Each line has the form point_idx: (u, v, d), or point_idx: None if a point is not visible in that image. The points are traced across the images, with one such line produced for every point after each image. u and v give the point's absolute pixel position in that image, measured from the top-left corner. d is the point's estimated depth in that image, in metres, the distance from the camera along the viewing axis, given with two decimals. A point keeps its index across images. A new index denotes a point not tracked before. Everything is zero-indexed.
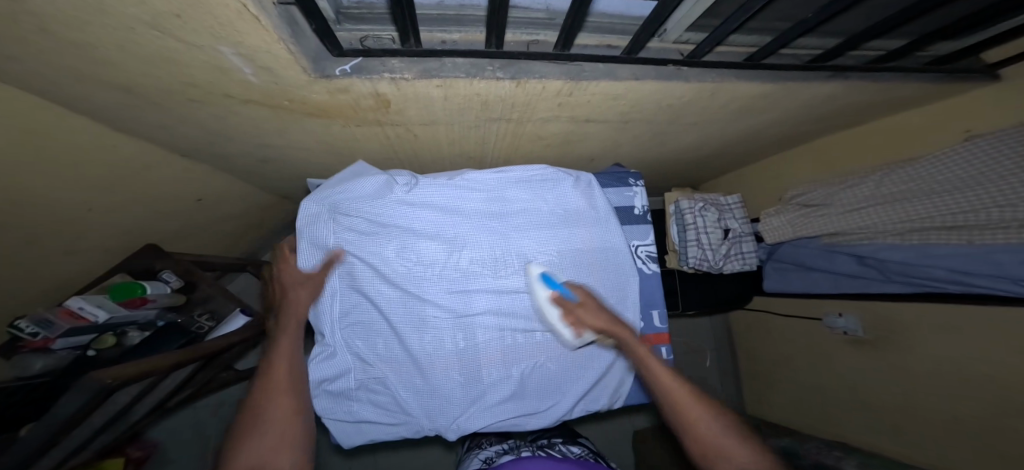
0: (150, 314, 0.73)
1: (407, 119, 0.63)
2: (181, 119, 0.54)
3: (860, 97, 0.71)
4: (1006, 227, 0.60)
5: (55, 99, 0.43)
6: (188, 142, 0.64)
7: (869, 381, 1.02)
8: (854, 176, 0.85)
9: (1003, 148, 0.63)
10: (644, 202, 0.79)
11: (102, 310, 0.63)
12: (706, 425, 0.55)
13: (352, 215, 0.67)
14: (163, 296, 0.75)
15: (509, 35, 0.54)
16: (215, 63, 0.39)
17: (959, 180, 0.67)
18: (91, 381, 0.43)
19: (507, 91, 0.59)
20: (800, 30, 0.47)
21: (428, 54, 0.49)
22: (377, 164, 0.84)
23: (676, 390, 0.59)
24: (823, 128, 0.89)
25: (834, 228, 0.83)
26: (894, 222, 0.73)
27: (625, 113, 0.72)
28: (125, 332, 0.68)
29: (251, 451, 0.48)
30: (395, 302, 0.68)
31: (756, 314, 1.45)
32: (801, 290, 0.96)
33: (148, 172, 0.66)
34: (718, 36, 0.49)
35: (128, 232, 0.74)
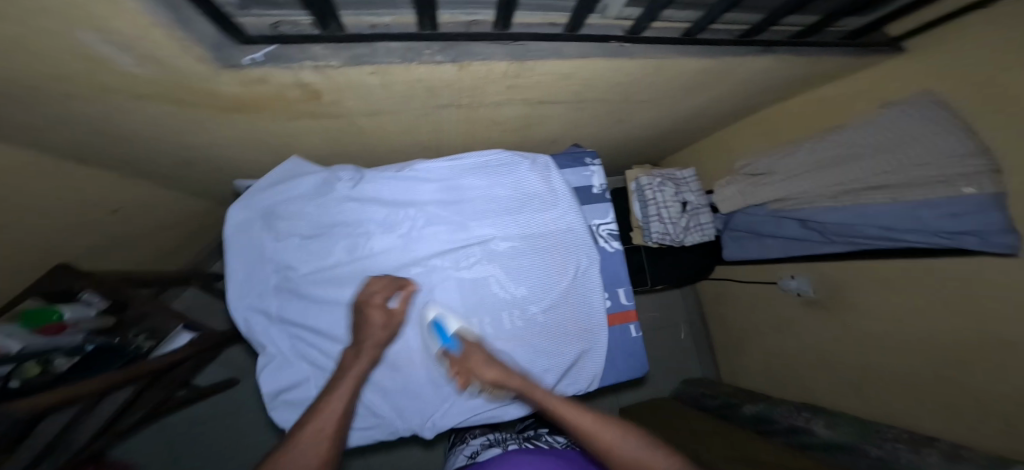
0: (76, 338, 0.66)
1: (346, 110, 0.58)
2: (69, 120, 0.47)
3: (794, 70, 0.73)
4: (927, 183, 0.66)
5: None
6: (89, 145, 0.57)
7: (824, 338, 1.11)
8: (794, 144, 0.90)
9: (921, 109, 0.69)
10: (602, 181, 0.80)
11: (18, 338, 0.55)
12: (624, 448, 0.52)
13: (291, 217, 0.63)
14: (83, 321, 0.69)
15: (446, 16, 0.51)
16: (81, 52, 0.33)
17: (883, 143, 0.72)
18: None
19: (450, 77, 0.55)
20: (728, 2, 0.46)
21: (355, 40, 0.45)
22: (323, 159, 0.79)
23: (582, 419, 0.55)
24: (767, 100, 0.93)
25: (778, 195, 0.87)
26: (833, 185, 0.78)
27: (578, 93, 0.71)
28: (52, 360, 0.59)
29: None
30: (351, 305, 0.65)
31: (721, 283, 1.53)
32: (755, 256, 1.01)
33: (46, 184, 0.58)
34: (653, 10, 0.48)
35: (34, 253, 0.66)
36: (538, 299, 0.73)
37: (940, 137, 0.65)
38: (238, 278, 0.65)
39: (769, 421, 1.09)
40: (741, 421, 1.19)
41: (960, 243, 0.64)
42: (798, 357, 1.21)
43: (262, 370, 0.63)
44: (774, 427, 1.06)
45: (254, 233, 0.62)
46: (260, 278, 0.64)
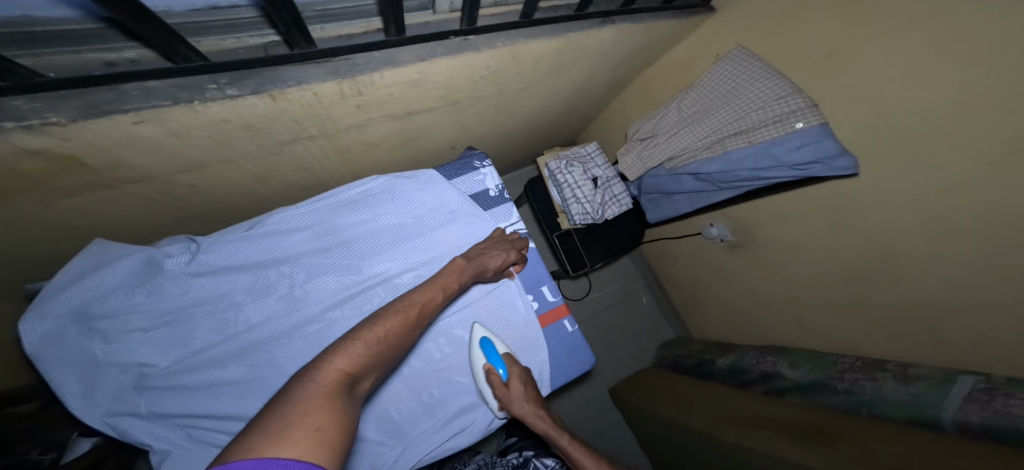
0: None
1: (153, 172, 0.47)
2: None
3: (638, 39, 0.76)
4: (773, 124, 0.73)
5: None
6: None
7: (753, 274, 1.17)
8: (666, 105, 0.96)
9: (753, 57, 0.78)
10: (496, 181, 0.77)
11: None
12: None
13: (119, 310, 0.51)
14: None
15: (209, 41, 0.39)
16: None
17: (732, 92, 0.80)
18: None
19: (271, 110, 0.47)
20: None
21: (91, 82, 0.32)
22: (171, 230, 0.67)
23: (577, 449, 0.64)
24: (637, 66, 0.96)
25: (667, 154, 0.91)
26: (704, 138, 0.84)
27: (445, 96, 0.66)
28: None
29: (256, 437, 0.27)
30: (233, 385, 0.55)
31: (657, 244, 1.60)
32: (672, 214, 1.03)
33: None
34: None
35: None
36: (462, 321, 0.75)
37: (760, 86, 0.76)
38: (65, 388, 0.47)
39: (743, 371, 1.15)
40: (720, 375, 1.25)
41: (813, 172, 0.70)
42: (736, 295, 1.29)
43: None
44: (749, 377, 1.13)
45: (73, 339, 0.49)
46: (75, 391, 0.48)
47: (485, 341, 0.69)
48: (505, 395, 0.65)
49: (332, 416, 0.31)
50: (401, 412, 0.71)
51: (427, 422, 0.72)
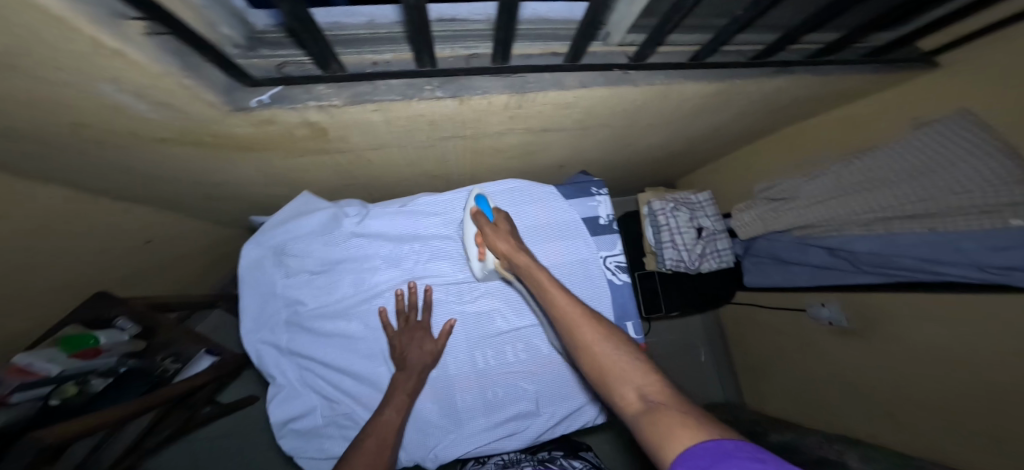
0: (110, 360, 0.71)
1: (353, 145, 0.64)
2: (118, 169, 0.52)
3: (818, 87, 0.68)
4: (968, 213, 0.62)
5: None
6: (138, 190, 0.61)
7: (858, 369, 0.99)
8: (817, 169, 0.89)
9: (957, 131, 0.66)
10: (608, 211, 0.77)
11: (54, 363, 0.62)
12: (604, 349, 0.46)
13: (297, 254, 0.66)
14: (116, 346, 0.73)
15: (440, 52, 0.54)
16: (111, 103, 0.36)
17: (912, 169, 0.71)
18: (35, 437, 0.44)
19: (451, 109, 0.59)
20: (732, 30, 0.41)
21: (355, 78, 0.48)
22: (335, 188, 0.82)
23: (570, 312, 0.51)
24: (787, 118, 0.88)
25: (802, 221, 0.84)
26: (859, 213, 0.75)
27: (581, 121, 0.70)
28: (88, 380, 0.66)
29: None
30: (355, 339, 0.68)
31: (740, 306, 1.45)
32: (779, 283, 0.97)
33: (92, 223, 0.62)
34: (659, 36, 0.44)
35: (79, 282, 0.69)
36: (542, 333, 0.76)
37: (956, 177, 0.64)
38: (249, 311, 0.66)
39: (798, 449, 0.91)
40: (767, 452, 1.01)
41: (1011, 280, 0.58)
42: (825, 384, 1.10)
43: (273, 400, 0.66)
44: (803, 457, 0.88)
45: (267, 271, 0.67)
46: (254, 315, 0.66)
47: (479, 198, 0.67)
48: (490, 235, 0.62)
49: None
50: (466, 402, 0.74)
51: (482, 419, 0.75)
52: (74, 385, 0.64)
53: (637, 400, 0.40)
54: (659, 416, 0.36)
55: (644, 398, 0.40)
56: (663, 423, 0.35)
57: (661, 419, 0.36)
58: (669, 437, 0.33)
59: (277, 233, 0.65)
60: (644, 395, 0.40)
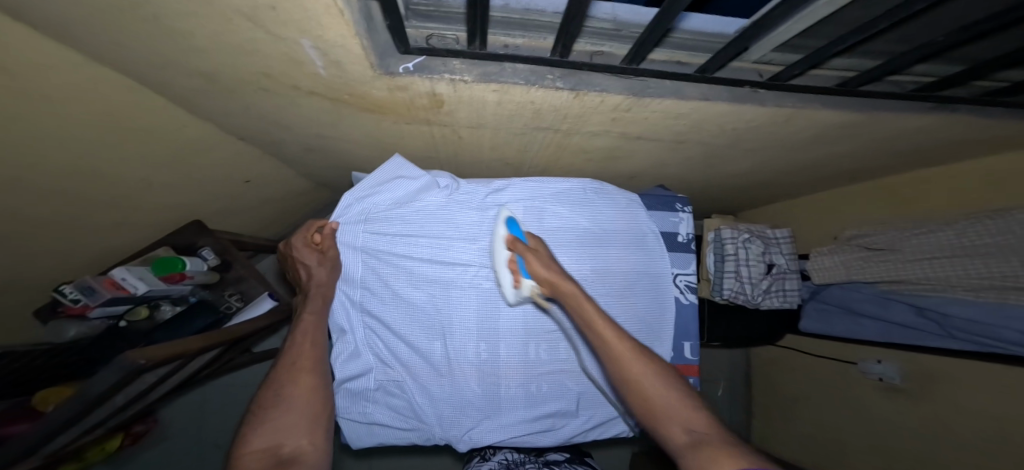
0: (184, 289, 0.76)
1: (456, 121, 0.67)
2: (250, 109, 0.54)
3: (954, 135, 0.62)
4: None
5: (149, 84, 0.45)
6: (255, 133, 0.65)
7: (888, 432, 0.94)
8: (920, 224, 0.85)
9: None
10: (689, 230, 0.77)
11: (143, 282, 0.66)
12: (649, 382, 0.52)
13: (390, 216, 0.69)
14: (198, 275, 0.77)
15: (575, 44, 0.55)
16: (289, 55, 0.39)
17: None
18: (127, 360, 0.49)
19: (562, 102, 0.60)
20: (910, 59, 0.39)
21: (488, 57, 0.51)
22: (418, 158, 0.84)
23: (619, 346, 0.54)
24: (895, 164, 0.83)
25: (894, 276, 0.84)
26: (970, 277, 0.73)
27: (680, 134, 0.68)
28: (158, 306, 0.73)
29: (270, 426, 0.52)
30: (424, 308, 0.70)
31: (775, 349, 1.39)
32: (843, 334, 0.97)
33: (210, 156, 0.66)
34: (817, 60, 0.42)
35: (182, 209, 0.74)
36: None
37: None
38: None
39: None
40: None
41: None
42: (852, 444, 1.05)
43: (334, 355, 0.69)
44: None
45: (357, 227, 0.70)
46: None
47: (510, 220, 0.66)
48: (535, 250, 0.62)
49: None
50: (509, 392, 0.74)
51: (522, 411, 0.74)
52: (145, 309, 0.71)
53: (683, 434, 0.47)
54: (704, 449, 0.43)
55: (691, 432, 0.47)
56: (706, 455, 0.42)
57: (705, 455, 0.42)
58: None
59: (376, 194, 0.69)
60: (690, 430, 0.47)
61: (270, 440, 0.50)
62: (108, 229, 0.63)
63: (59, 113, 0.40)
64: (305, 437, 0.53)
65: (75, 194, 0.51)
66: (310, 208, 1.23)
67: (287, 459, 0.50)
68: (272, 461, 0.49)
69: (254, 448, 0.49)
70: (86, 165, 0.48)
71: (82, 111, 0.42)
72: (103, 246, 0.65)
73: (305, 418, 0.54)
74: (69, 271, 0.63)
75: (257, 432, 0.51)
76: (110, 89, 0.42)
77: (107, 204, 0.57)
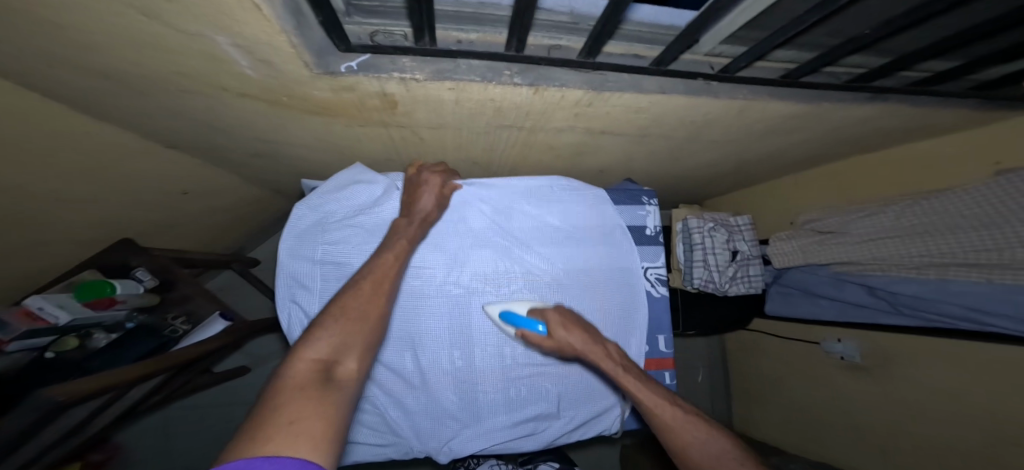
0: (119, 314, 0.68)
1: (414, 121, 0.64)
2: (176, 114, 0.48)
3: (894, 122, 0.66)
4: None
5: (45, 90, 0.40)
6: (189, 140, 0.59)
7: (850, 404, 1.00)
8: (868, 206, 0.90)
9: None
10: (657, 222, 0.78)
11: (64, 311, 0.59)
12: (700, 450, 0.50)
13: (346, 223, 0.65)
14: (132, 298, 0.69)
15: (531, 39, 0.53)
16: (209, 54, 0.35)
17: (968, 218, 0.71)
18: (41, 398, 0.42)
19: (523, 98, 0.58)
20: (848, 49, 0.41)
21: (440, 53, 0.48)
22: (379, 161, 0.80)
23: (667, 411, 0.54)
24: (844, 151, 0.87)
25: (847, 258, 0.88)
26: (914, 256, 0.77)
27: (643, 128, 0.68)
28: (90, 334, 0.63)
29: (335, 344, 0.41)
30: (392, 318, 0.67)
31: (747, 332, 1.45)
32: (805, 315, 1.02)
33: (139, 167, 0.59)
34: (761, 51, 0.43)
35: (112, 227, 0.66)
36: None
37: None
38: (288, 276, 0.63)
39: None
40: None
41: None
42: (820, 417, 1.11)
43: None
44: None
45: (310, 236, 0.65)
46: (287, 285, 0.63)
47: (508, 313, 0.65)
48: (564, 321, 0.62)
49: (326, 403, 0.34)
50: (488, 398, 0.72)
51: (502, 416, 0.73)
52: (76, 338, 0.61)
53: None
54: None
55: None
56: None
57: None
58: None
59: (331, 201, 0.64)
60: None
61: (324, 351, 0.40)
62: (20, 255, 0.55)
63: None
64: (359, 357, 0.42)
65: None
66: (268, 217, 1.15)
67: (334, 374, 0.39)
68: (322, 375, 0.37)
69: (309, 355, 0.39)
70: None
71: None
72: (14, 274, 0.57)
73: (365, 334, 0.44)
74: None
75: (316, 343, 0.40)
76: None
77: (15, 226, 0.50)
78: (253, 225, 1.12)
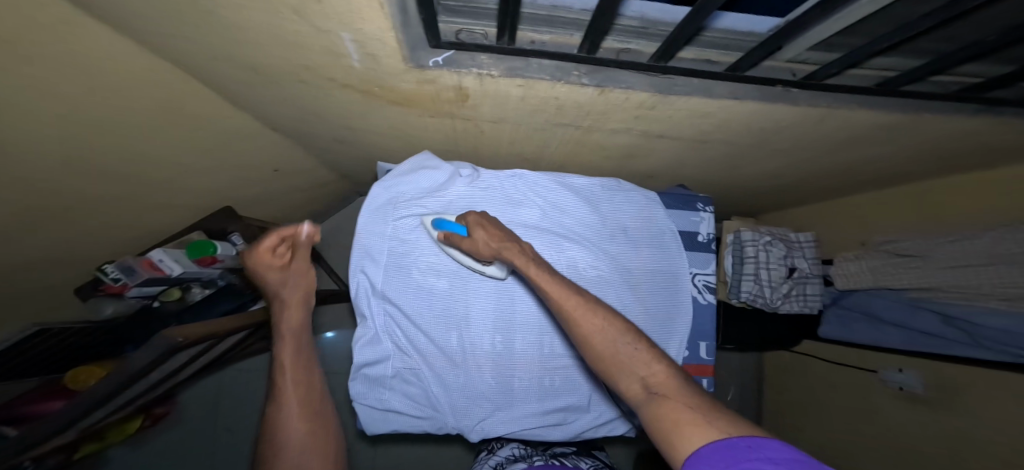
0: (214, 273, 0.80)
1: (480, 115, 0.68)
2: (285, 101, 0.56)
3: (995, 139, 0.60)
4: None
5: (196, 74, 0.48)
6: (286, 123, 0.67)
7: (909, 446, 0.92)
8: (956, 231, 0.81)
9: None
10: (710, 230, 0.76)
11: (178, 264, 0.70)
12: (604, 341, 0.51)
13: (414, 206, 0.71)
14: (227, 259, 0.81)
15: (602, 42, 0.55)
16: (330, 48, 0.41)
17: None
18: (165, 339, 0.51)
19: (586, 98, 0.60)
20: (959, 58, 0.38)
21: (517, 52, 0.52)
22: (439, 152, 0.86)
23: (571, 305, 0.54)
24: (928, 169, 0.80)
25: (926, 283, 0.81)
26: (1006, 286, 0.70)
27: (704, 133, 0.68)
28: (188, 288, 0.79)
29: (274, 438, 0.62)
30: (442, 298, 0.72)
31: (791, 356, 1.36)
32: (866, 342, 0.95)
33: (245, 145, 0.68)
34: (856, 58, 0.42)
35: (216, 196, 0.77)
36: None
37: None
38: (359, 250, 0.70)
39: None
40: None
41: None
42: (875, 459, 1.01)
43: (355, 341, 0.70)
44: None
45: (380, 215, 0.71)
46: (357, 258, 0.70)
47: (439, 221, 0.67)
48: (483, 221, 0.63)
49: None
50: (522, 384, 0.75)
51: (534, 404, 0.75)
52: (177, 290, 0.76)
53: (642, 390, 0.46)
54: (664, 404, 0.43)
55: (648, 387, 0.46)
56: (671, 412, 0.41)
57: (666, 410, 0.42)
58: (679, 434, 0.39)
59: (403, 185, 0.71)
60: (648, 386, 0.46)
61: (275, 445, 0.61)
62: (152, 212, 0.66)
63: (118, 100, 0.42)
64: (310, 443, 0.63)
65: (128, 176, 0.54)
66: (330, 199, 1.27)
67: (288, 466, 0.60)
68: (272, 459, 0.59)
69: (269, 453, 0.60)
70: (139, 151, 0.51)
71: (137, 99, 0.44)
72: (146, 230, 0.69)
73: (315, 426, 0.66)
74: (114, 252, 0.67)
75: (272, 440, 0.62)
76: (163, 76, 0.45)
77: (153, 188, 0.61)
78: (317, 204, 1.23)
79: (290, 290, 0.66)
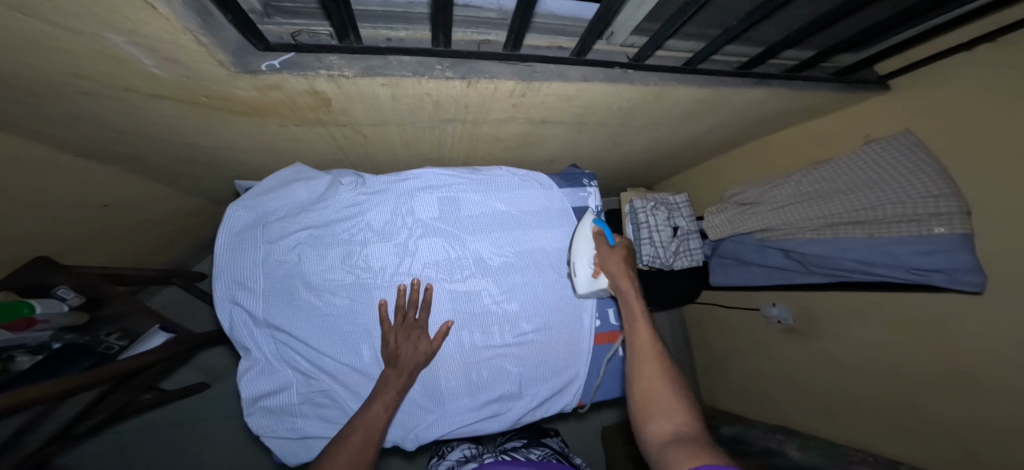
0: (43, 335, 0.62)
1: (354, 119, 0.64)
2: (83, 118, 0.47)
3: (791, 101, 0.75)
4: (904, 222, 0.75)
5: None
6: (104, 146, 0.56)
7: None
8: (784, 176, 0.99)
9: (901, 150, 0.78)
10: (597, 202, 0.83)
11: None
12: (660, 386, 0.56)
13: (285, 222, 0.65)
14: (55, 318, 0.64)
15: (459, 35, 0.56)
16: (107, 53, 0.35)
17: (862, 179, 0.82)
18: None
19: (459, 91, 0.59)
20: (726, 39, 0.47)
21: (369, 51, 0.50)
22: (323, 160, 0.80)
23: (645, 347, 0.61)
24: (760, 130, 0.97)
25: (764, 225, 0.96)
26: (812, 219, 0.87)
27: (580, 115, 0.73)
28: (10, 358, 0.58)
29: None
30: (341, 314, 0.67)
31: (703, 306, 1.56)
32: (740, 283, 1.09)
33: (48, 179, 0.55)
34: (658, 41, 0.49)
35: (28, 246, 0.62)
36: (529, 315, 0.78)
37: (917, 178, 0.75)
38: (229, 279, 0.64)
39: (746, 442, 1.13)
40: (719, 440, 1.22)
41: (933, 279, 0.72)
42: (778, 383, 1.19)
43: (241, 376, 0.64)
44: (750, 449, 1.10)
45: (248, 237, 0.65)
46: (228, 284, 0.64)
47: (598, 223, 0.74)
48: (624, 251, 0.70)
49: None
50: (450, 383, 0.74)
51: (466, 399, 0.75)
52: None
53: (670, 431, 0.50)
54: (683, 444, 0.46)
55: (678, 432, 0.49)
56: (684, 447, 0.45)
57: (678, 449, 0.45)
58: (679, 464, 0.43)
59: (272, 201, 0.65)
60: (677, 433, 0.49)
61: None
62: None
63: None
64: None
65: None
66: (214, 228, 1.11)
67: None
68: None
69: None
70: None
71: None
72: None
73: None
74: None
75: None
76: None
77: None
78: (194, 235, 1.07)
79: (409, 348, 0.67)
